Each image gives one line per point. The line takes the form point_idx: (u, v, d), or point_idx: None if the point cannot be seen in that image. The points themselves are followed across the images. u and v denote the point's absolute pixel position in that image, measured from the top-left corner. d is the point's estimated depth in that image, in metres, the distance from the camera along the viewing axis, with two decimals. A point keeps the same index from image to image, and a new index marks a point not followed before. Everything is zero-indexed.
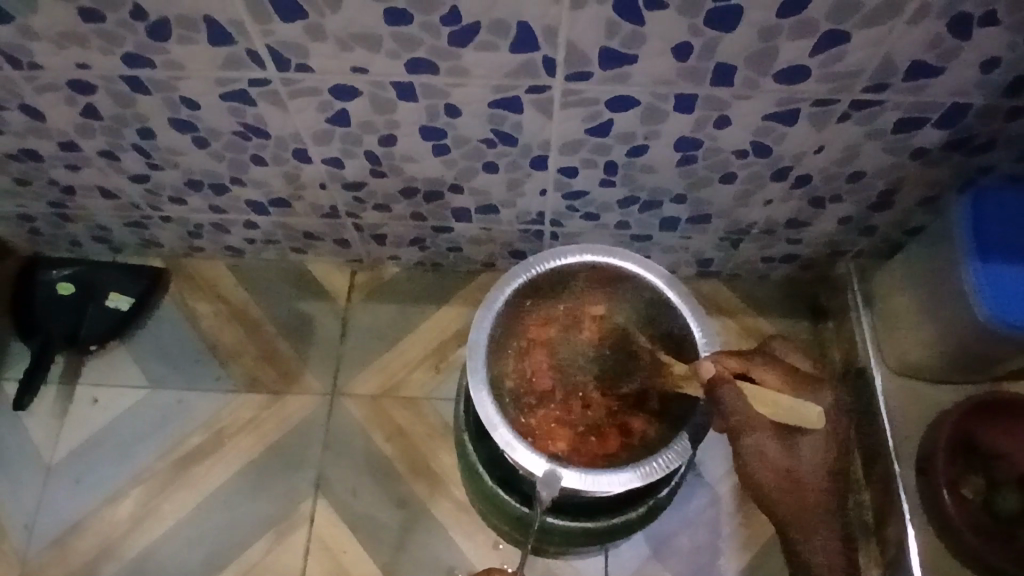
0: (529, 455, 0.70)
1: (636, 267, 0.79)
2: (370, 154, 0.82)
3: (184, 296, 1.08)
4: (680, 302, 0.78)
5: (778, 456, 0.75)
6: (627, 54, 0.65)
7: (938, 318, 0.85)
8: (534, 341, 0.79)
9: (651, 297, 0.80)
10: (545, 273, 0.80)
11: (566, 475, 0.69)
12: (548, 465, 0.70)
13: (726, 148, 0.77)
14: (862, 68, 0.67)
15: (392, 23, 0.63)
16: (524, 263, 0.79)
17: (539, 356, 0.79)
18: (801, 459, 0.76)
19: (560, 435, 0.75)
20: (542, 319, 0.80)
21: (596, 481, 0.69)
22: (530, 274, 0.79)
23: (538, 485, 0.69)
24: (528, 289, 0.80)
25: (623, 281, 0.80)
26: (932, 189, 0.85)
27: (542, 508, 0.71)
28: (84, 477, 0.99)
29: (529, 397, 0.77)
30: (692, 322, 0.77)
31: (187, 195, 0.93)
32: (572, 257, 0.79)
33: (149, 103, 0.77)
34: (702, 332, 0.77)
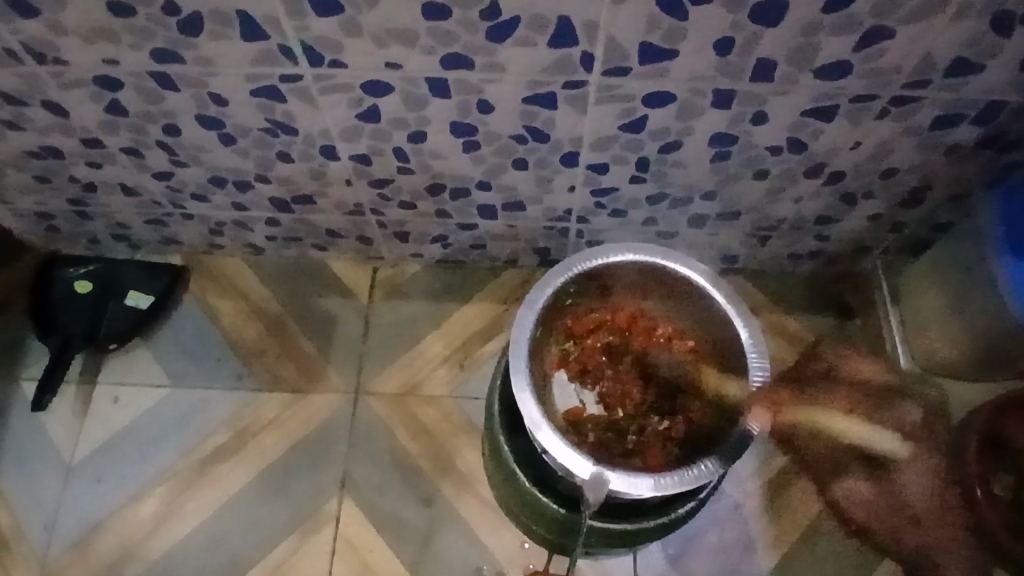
0: (572, 455, 0.68)
1: (680, 265, 0.74)
2: (398, 151, 0.81)
3: (204, 294, 1.07)
4: (727, 302, 0.73)
5: (868, 496, 0.93)
6: (667, 50, 0.64)
7: (971, 314, 0.85)
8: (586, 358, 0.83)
9: (696, 295, 0.75)
10: (586, 271, 0.75)
11: (613, 478, 0.67)
12: (593, 467, 0.68)
13: (760, 144, 0.77)
14: (903, 65, 0.66)
15: (429, 19, 0.62)
16: (565, 262, 0.74)
17: (589, 359, 0.83)
18: (898, 488, 0.93)
19: (654, 450, 0.76)
20: (581, 326, 0.81)
21: (638, 484, 0.67)
22: (572, 274, 0.74)
23: (583, 487, 0.67)
24: (570, 287, 0.76)
25: (667, 280, 0.76)
26: (963, 186, 0.84)
27: (586, 510, 0.69)
28: (106, 477, 0.98)
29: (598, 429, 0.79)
30: (741, 328, 0.73)
31: (210, 192, 0.93)
32: (613, 255, 0.74)
33: (178, 100, 0.76)
34: (752, 337, 0.73)
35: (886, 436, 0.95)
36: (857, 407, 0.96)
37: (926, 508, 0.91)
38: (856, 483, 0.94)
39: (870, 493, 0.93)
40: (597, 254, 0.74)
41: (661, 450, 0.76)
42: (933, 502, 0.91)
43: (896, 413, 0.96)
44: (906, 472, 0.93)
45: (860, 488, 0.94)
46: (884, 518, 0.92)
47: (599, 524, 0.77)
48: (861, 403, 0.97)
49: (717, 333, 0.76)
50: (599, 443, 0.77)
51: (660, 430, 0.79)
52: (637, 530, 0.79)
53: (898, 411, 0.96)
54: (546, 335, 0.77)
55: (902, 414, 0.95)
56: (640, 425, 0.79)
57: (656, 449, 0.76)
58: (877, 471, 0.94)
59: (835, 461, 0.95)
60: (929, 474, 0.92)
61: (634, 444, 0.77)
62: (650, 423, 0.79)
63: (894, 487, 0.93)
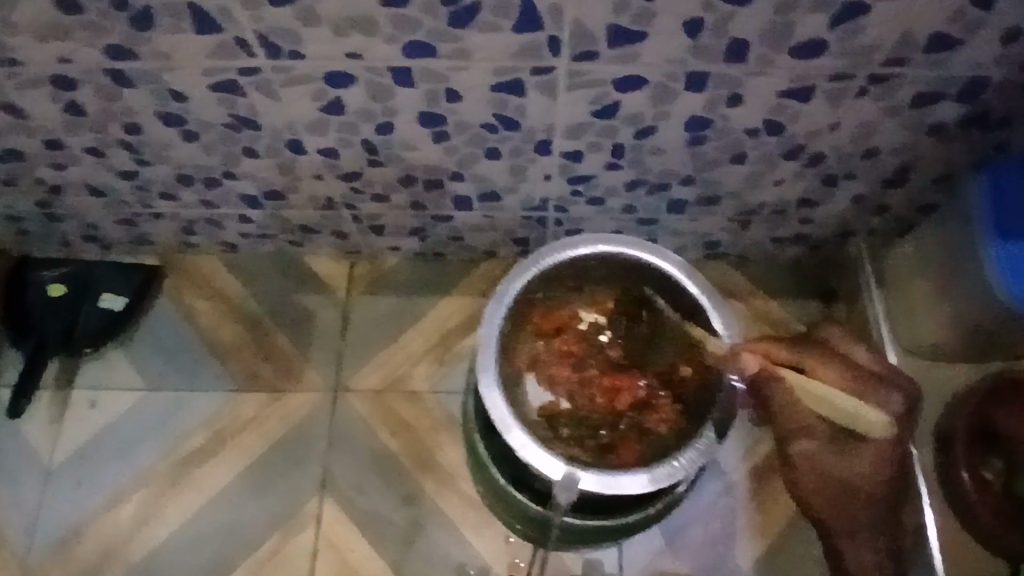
0: (544, 457, 0.67)
1: (653, 257, 0.74)
2: (367, 143, 0.79)
3: (178, 294, 1.05)
4: (701, 292, 0.74)
5: (831, 458, 0.75)
6: (637, 32, 0.62)
7: (958, 301, 0.83)
8: (561, 355, 0.77)
9: (669, 287, 0.75)
10: (557, 263, 0.74)
11: (584, 478, 0.66)
12: (566, 468, 0.67)
13: (738, 128, 0.74)
14: (881, 42, 0.64)
15: (388, 5, 0.60)
16: (535, 254, 0.73)
17: (556, 363, 0.76)
18: (854, 465, 0.75)
19: (633, 445, 0.73)
20: (552, 323, 0.77)
21: (615, 483, 0.66)
22: (542, 267, 0.74)
23: (555, 489, 0.67)
24: (540, 280, 0.75)
25: (639, 271, 0.76)
26: (947, 166, 0.82)
27: (560, 510, 0.69)
28: (85, 481, 0.97)
29: (572, 428, 0.74)
30: (713, 315, 0.73)
31: (178, 190, 0.90)
32: (585, 247, 0.74)
33: (137, 97, 0.73)
34: (723, 322, 0.74)
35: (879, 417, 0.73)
36: (849, 386, 0.73)
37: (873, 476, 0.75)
38: (819, 447, 0.74)
39: (829, 457, 0.75)
40: (568, 246, 0.73)
41: (639, 442, 0.73)
42: (878, 484, 0.76)
43: (884, 394, 0.74)
44: (865, 449, 0.74)
45: (818, 453, 0.75)
46: (824, 485, 0.77)
47: (577, 521, 0.76)
48: (852, 383, 0.73)
49: (686, 321, 0.75)
50: (574, 440, 0.73)
51: (639, 427, 0.75)
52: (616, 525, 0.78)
53: (886, 397, 0.74)
54: (514, 333, 0.75)
55: (886, 401, 0.74)
56: (614, 421, 0.75)
57: (633, 442, 0.74)
58: (843, 434, 0.74)
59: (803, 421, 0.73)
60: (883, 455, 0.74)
61: (609, 438, 0.74)
62: (625, 417, 0.75)
63: (849, 461, 0.75)
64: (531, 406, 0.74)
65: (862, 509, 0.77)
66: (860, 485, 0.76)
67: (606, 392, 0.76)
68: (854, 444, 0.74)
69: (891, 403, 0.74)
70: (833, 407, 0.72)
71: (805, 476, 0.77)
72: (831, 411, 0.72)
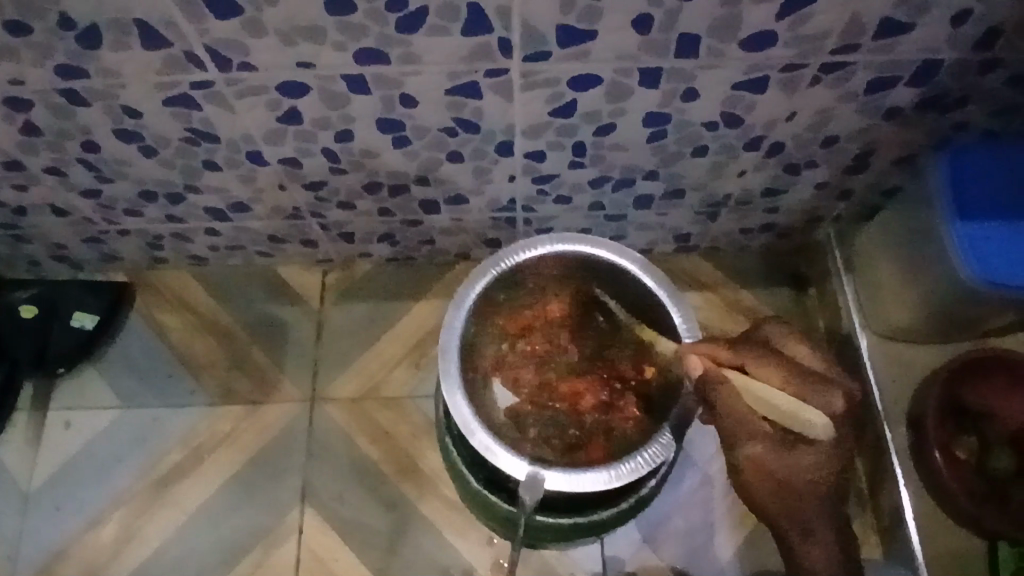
0: (509, 459, 0.67)
1: (611, 254, 0.74)
2: (327, 151, 0.79)
3: (150, 310, 1.04)
4: (659, 288, 0.74)
5: (774, 461, 0.67)
6: (585, 30, 0.62)
7: (922, 281, 0.84)
8: (526, 356, 0.77)
9: (629, 284, 0.75)
10: (517, 265, 0.74)
11: (548, 477, 0.66)
12: (530, 468, 0.67)
13: (696, 121, 0.75)
14: (830, 30, 0.64)
15: (334, 13, 0.60)
16: (494, 258, 0.73)
17: (521, 364, 0.77)
18: (796, 465, 0.67)
19: (601, 443, 0.73)
20: (517, 324, 0.77)
21: (579, 481, 0.66)
22: (501, 269, 0.73)
23: (520, 489, 0.66)
24: (501, 282, 0.75)
25: (599, 269, 0.76)
26: (908, 149, 0.83)
27: (526, 511, 0.68)
28: (64, 503, 0.96)
29: (541, 428, 0.74)
30: (673, 311, 0.73)
31: (142, 207, 0.90)
32: (544, 247, 0.74)
33: (91, 115, 0.73)
34: (683, 319, 0.73)
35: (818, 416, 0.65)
36: (791, 386, 0.67)
37: (813, 479, 0.67)
38: (767, 450, 0.66)
39: (765, 459, 0.67)
40: (526, 246, 0.74)
41: (606, 440, 0.73)
42: (822, 484, 0.68)
43: (823, 395, 0.67)
44: (805, 450, 0.66)
45: (764, 458, 0.67)
46: (771, 489, 0.68)
47: (551, 519, 0.77)
48: (795, 383, 0.67)
49: (648, 320, 0.75)
50: (542, 439, 0.74)
51: (608, 425, 0.75)
52: (591, 522, 0.78)
53: (828, 395, 0.67)
54: (478, 334, 0.75)
55: (827, 402, 0.67)
56: (579, 421, 0.75)
57: (600, 440, 0.74)
58: (788, 436, 0.67)
59: (750, 421, 0.66)
60: (827, 464, 0.67)
61: (576, 436, 0.74)
62: (592, 415, 0.75)
63: (793, 465, 0.67)
64: (499, 406, 0.74)
65: (810, 509, 0.69)
66: (808, 492, 0.68)
67: (570, 393, 0.76)
68: (797, 448, 0.67)
69: (831, 399, 0.66)
70: (768, 407, 0.66)
71: (747, 483, 0.69)
72: (768, 412, 0.66)
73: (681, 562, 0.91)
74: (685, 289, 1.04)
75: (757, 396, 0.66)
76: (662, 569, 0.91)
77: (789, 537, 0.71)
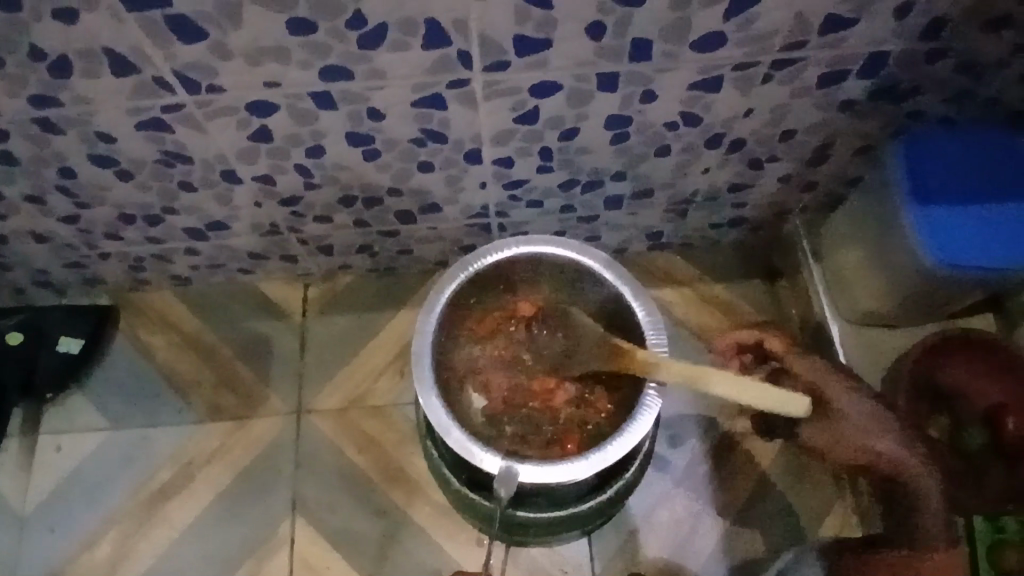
0: (482, 453, 0.68)
1: (573, 253, 0.76)
2: (300, 167, 0.80)
3: (134, 331, 1.06)
4: (621, 282, 0.75)
5: (832, 437, 0.85)
6: (541, 40, 0.64)
7: (888, 267, 0.87)
8: (497, 358, 0.79)
9: (592, 281, 0.77)
10: (482, 269, 0.76)
11: (522, 471, 0.67)
12: (504, 462, 0.68)
13: (657, 122, 0.77)
14: (777, 30, 0.66)
15: (297, 33, 0.62)
16: (459, 263, 0.75)
17: (492, 369, 0.79)
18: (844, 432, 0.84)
19: (575, 437, 0.75)
20: (485, 327, 0.79)
21: (551, 471, 0.67)
22: (467, 275, 0.75)
23: (495, 484, 0.67)
24: (468, 287, 0.76)
25: (562, 268, 0.77)
26: (866, 140, 0.85)
27: (502, 505, 0.69)
28: (58, 526, 0.97)
29: (518, 427, 0.76)
30: (634, 304, 0.74)
31: (121, 230, 0.91)
32: (509, 250, 0.76)
33: (66, 142, 0.74)
34: (645, 309, 0.74)
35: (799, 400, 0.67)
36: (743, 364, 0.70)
37: (873, 444, 0.83)
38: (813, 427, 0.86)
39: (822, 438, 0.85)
40: (491, 251, 0.75)
41: (582, 433, 0.75)
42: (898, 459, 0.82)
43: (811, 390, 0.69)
44: (841, 410, 0.84)
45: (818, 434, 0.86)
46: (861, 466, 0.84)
47: (532, 515, 0.78)
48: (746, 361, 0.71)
49: (614, 314, 0.77)
50: (519, 437, 0.76)
51: (581, 417, 0.76)
52: (571, 516, 0.80)
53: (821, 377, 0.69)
54: (450, 337, 0.77)
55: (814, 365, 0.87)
56: (553, 417, 0.77)
57: (575, 434, 0.76)
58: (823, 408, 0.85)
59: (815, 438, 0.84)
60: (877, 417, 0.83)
61: (552, 432, 0.76)
62: (565, 411, 0.77)
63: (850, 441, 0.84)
64: (476, 407, 0.77)
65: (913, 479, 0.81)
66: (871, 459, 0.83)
67: (543, 390, 0.78)
68: (832, 415, 0.85)
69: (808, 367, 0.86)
70: (759, 397, 0.67)
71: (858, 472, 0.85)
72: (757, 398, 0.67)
73: (668, 554, 0.93)
74: (661, 287, 1.06)
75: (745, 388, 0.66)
76: (648, 562, 0.93)
77: (913, 509, 0.82)
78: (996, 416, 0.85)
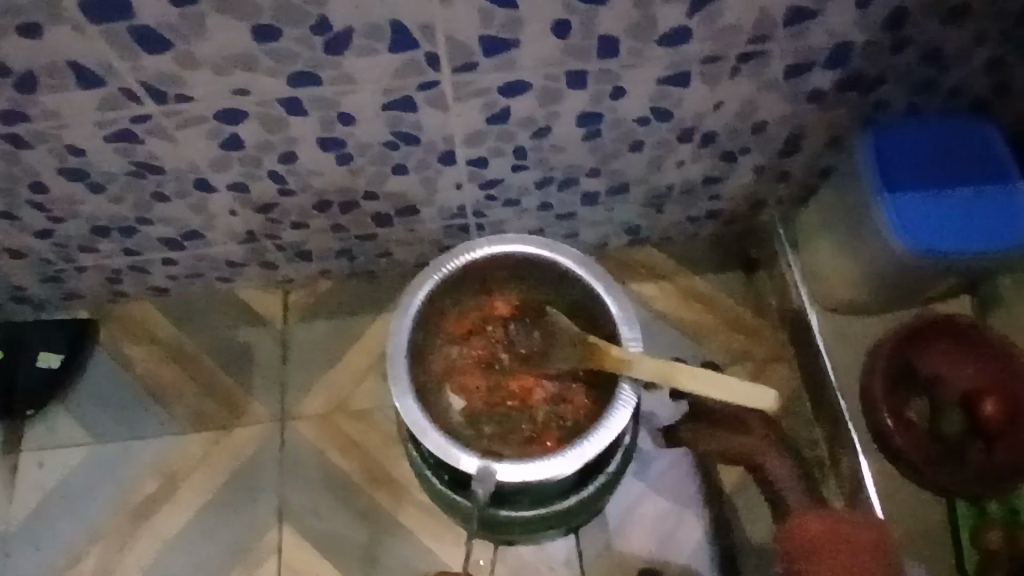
0: (460, 454, 0.69)
1: (546, 251, 0.76)
2: (273, 174, 0.80)
3: (114, 344, 1.05)
4: (594, 279, 0.76)
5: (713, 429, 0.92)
6: (508, 41, 0.65)
7: (862, 254, 0.88)
8: (473, 359, 0.79)
9: (566, 278, 0.77)
10: (456, 269, 0.76)
11: (500, 469, 0.68)
12: (481, 461, 0.69)
13: (628, 118, 0.77)
14: (742, 23, 0.67)
15: (263, 41, 0.61)
16: (433, 264, 0.75)
17: (469, 370, 0.79)
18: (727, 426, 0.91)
19: (554, 434, 0.76)
20: (461, 329, 0.80)
21: (529, 469, 0.68)
22: (441, 275, 0.75)
23: (472, 483, 0.68)
24: (443, 288, 0.77)
25: (536, 267, 0.78)
26: (836, 129, 0.86)
27: (481, 504, 0.70)
28: (44, 542, 0.96)
29: (496, 425, 0.77)
30: (607, 300, 0.75)
31: (97, 242, 0.90)
32: (481, 250, 0.76)
33: (35, 157, 0.74)
34: (618, 304, 0.75)
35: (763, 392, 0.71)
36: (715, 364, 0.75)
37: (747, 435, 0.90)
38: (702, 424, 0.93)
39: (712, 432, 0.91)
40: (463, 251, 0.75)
41: (560, 430, 0.76)
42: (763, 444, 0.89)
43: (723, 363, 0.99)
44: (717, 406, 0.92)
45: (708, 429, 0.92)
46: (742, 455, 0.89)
47: (515, 513, 0.79)
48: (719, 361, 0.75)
49: (588, 310, 0.77)
50: (498, 436, 0.76)
51: (558, 415, 0.77)
52: (555, 513, 0.80)
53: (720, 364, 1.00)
54: (426, 338, 0.77)
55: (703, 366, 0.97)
56: (531, 415, 0.77)
57: (554, 431, 0.76)
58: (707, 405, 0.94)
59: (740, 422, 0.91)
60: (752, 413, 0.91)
61: (530, 430, 0.77)
62: (543, 409, 0.77)
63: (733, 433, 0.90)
64: (455, 408, 0.77)
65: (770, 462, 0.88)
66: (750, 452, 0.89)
67: (520, 389, 0.78)
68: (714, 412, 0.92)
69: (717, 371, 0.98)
70: (730, 389, 0.71)
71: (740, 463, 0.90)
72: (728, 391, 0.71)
73: (653, 547, 0.94)
74: (640, 281, 1.06)
75: (717, 382, 0.71)
76: (634, 555, 0.93)
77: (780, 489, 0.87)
78: (972, 399, 0.84)
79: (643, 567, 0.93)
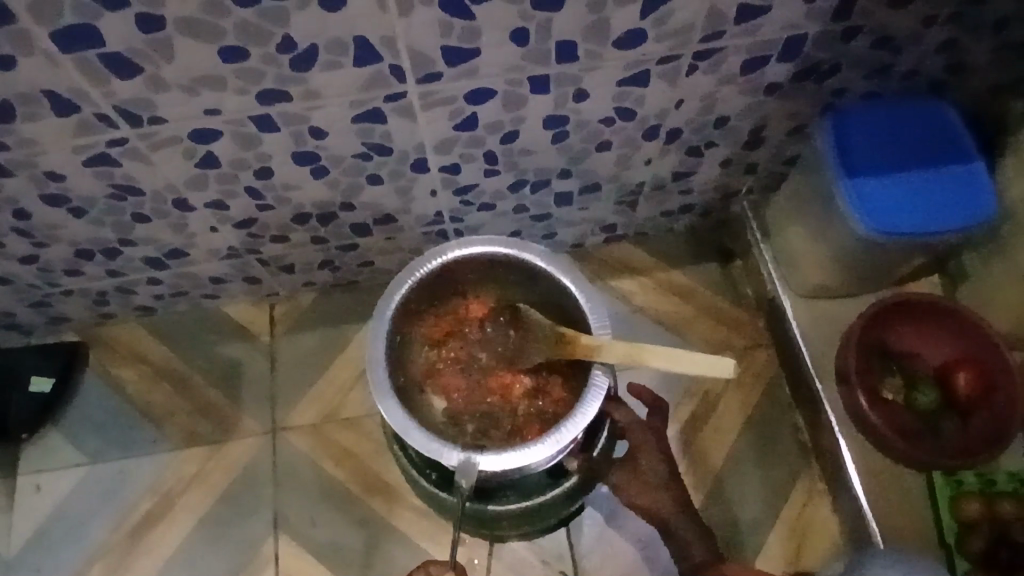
0: (440, 450, 0.71)
1: (513, 250, 0.78)
2: (250, 190, 0.82)
3: (104, 367, 1.06)
4: (560, 272, 0.77)
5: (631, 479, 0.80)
6: (468, 49, 0.67)
7: (830, 239, 0.90)
8: (453, 360, 0.82)
9: (535, 275, 0.79)
10: (428, 273, 0.78)
11: (481, 460, 0.70)
12: (461, 455, 0.70)
13: (592, 119, 0.80)
14: (693, 23, 0.69)
15: (231, 61, 0.63)
16: (404, 269, 0.77)
17: (450, 372, 0.81)
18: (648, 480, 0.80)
19: (535, 427, 0.78)
20: (440, 332, 0.82)
21: (506, 461, 0.69)
22: (413, 280, 0.77)
23: (455, 476, 0.70)
24: (417, 293, 0.78)
25: (507, 266, 0.80)
26: (797, 120, 0.88)
27: (463, 497, 0.72)
28: (43, 567, 0.97)
29: (479, 422, 0.79)
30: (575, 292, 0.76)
31: (80, 265, 0.92)
32: (450, 254, 0.78)
33: (15, 184, 0.75)
34: (587, 297, 0.76)
35: (723, 363, 0.72)
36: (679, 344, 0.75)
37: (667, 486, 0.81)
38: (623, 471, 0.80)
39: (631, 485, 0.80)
40: (434, 255, 0.77)
41: (541, 423, 0.78)
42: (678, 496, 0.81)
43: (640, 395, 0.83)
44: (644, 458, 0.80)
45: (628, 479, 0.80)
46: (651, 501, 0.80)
47: (502, 508, 0.81)
48: None
49: (560, 304, 0.79)
50: (481, 432, 0.78)
51: (539, 408, 0.79)
52: (540, 506, 0.82)
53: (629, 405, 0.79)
54: (405, 341, 0.79)
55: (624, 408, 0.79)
56: (512, 410, 0.79)
57: (535, 424, 0.78)
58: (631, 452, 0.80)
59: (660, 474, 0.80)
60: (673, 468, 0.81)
61: (512, 424, 0.79)
62: (523, 404, 0.79)
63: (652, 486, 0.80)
64: (437, 408, 0.80)
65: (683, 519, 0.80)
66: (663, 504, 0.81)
67: (500, 386, 0.80)
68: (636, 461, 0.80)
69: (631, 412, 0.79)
70: (692, 363, 0.71)
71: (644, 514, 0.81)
72: (691, 365, 0.72)
73: (647, 533, 0.95)
74: (618, 277, 1.09)
75: (678, 357, 0.71)
76: (629, 543, 0.95)
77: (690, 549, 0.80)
78: (947, 374, 0.90)
79: (639, 555, 0.95)
